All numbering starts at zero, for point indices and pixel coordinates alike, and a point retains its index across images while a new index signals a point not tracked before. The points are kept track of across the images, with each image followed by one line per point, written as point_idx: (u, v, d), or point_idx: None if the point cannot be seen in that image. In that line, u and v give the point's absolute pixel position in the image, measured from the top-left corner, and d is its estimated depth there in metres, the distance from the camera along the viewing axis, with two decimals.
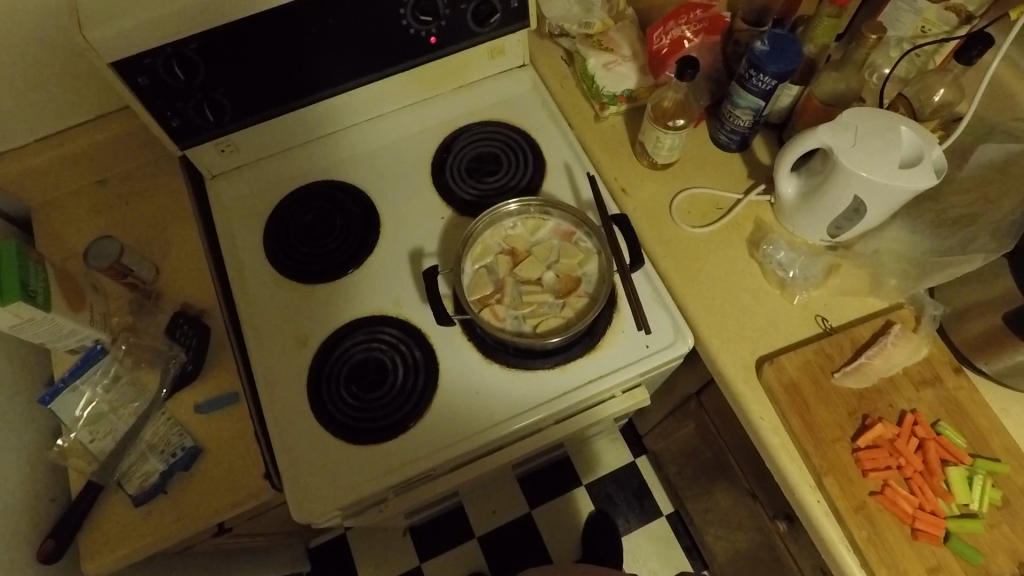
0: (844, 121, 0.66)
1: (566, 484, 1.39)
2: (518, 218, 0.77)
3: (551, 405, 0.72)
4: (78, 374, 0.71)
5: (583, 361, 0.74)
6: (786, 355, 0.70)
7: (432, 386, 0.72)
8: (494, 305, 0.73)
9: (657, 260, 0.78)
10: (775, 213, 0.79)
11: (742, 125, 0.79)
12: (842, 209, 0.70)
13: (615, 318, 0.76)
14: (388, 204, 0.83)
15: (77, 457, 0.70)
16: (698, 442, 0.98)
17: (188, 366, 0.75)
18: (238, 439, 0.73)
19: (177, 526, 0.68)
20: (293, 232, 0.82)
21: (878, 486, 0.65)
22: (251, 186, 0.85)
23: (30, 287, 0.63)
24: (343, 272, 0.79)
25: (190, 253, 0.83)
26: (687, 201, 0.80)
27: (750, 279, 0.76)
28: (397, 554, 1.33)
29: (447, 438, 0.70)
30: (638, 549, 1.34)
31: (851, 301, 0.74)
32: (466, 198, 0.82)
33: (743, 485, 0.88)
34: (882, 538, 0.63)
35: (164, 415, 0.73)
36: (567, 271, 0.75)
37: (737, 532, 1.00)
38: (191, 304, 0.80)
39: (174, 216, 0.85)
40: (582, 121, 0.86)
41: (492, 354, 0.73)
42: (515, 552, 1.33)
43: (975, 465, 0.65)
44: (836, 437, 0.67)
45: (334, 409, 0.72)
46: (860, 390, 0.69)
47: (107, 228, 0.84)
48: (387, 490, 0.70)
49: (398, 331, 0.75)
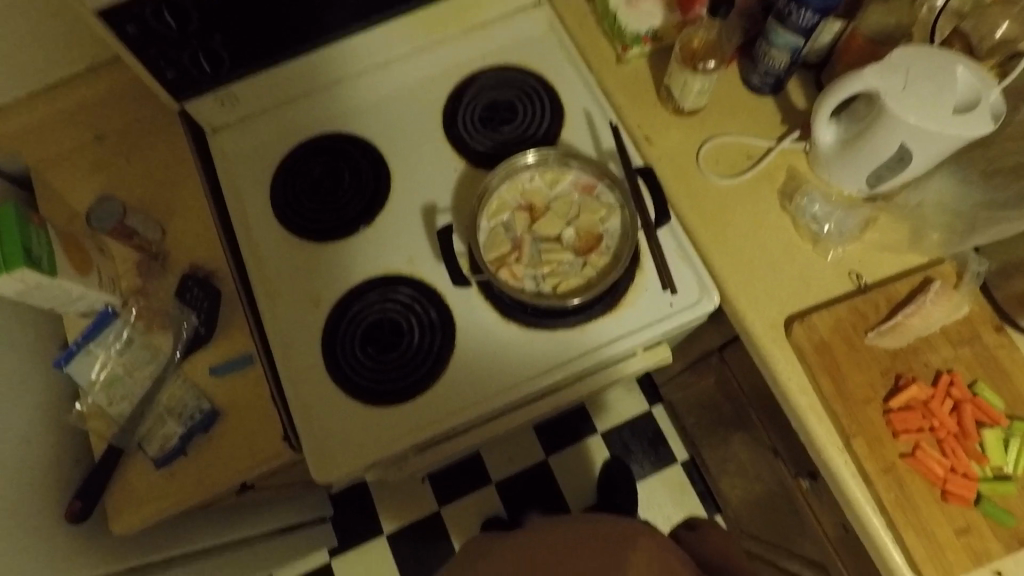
0: (894, 60, 0.61)
1: (582, 432, 1.40)
2: (536, 171, 0.73)
3: (571, 365, 0.70)
4: (91, 337, 0.71)
5: (605, 321, 0.71)
6: (817, 314, 0.67)
7: (449, 347, 0.71)
8: (512, 264, 0.70)
9: (683, 215, 0.74)
10: (810, 161, 0.74)
11: (777, 67, 0.73)
12: (885, 158, 0.65)
13: (639, 276, 0.72)
14: (398, 157, 0.79)
15: (96, 421, 0.71)
16: (718, 396, 0.97)
17: (201, 330, 0.73)
18: (254, 402, 0.72)
19: (200, 487, 0.69)
20: (300, 189, 0.78)
21: (909, 449, 0.63)
22: (254, 139, 0.81)
23: (33, 252, 0.61)
24: (354, 229, 0.76)
25: (195, 211, 0.79)
26: (715, 150, 0.76)
27: (781, 233, 0.72)
28: (416, 500, 1.37)
29: (467, 400, 0.69)
30: (652, 496, 1.36)
31: (887, 256, 0.71)
32: (481, 149, 0.78)
33: (764, 440, 0.87)
34: (912, 500, 0.61)
35: (179, 378, 0.72)
36: (588, 227, 0.71)
37: (754, 482, 1.00)
38: (200, 265, 0.77)
39: (174, 172, 0.81)
40: (603, 63, 0.80)
41: (509, 314, 0.71)
42: (533, 499, 1.36)
43: (1011, 427, 0.63)
44: (866, 398, 0.65)
45: (350, 371, 0.71)
46: (894, 349, 0.66)
47: (106, 186, 0.81)
48: (406, 451, 0.70)
49: (412, 291, 0.73)
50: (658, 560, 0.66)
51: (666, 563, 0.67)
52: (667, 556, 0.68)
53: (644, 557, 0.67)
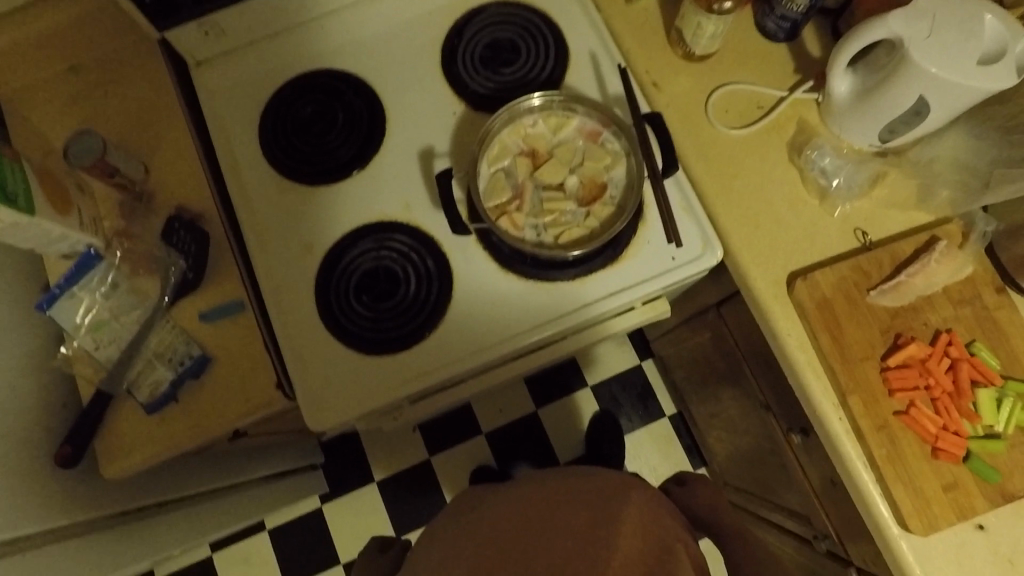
0: (920, 5, 0.58)
1: (573, 385, 1.41)
2: (539, 115, 0.70)
3: (570, 318, 0.69)
4: (74, 281, 0.68)
5: (605, 273, 0.70)
6: (821, 271, 0.66)
7: (445, 297, 0.69)
8: (512, 213, 0.68)
9: (689, 166, 0.71)
10: (821, 113, 0.72)
11: (795, 11, 0.70)
12: (901, 112, 0.63)
13: (641, 228, 0.71)
14: (394, 98, 0.75)
15: (83, 365, 0.69)
16: (711, 351, 0.97)
17: (189, 274, 0.71)
18: (246, 348, 0.70)
19: (192, 434, 0.68)
20: (291, 129, 0.75)
21: (903, 407, 0.63)
22: (240, 74, 0.77)
23: (8, 189, 0.57)
24: (348, 173, 0.73)
25: (180, 150, 0.76)
26: (725, 99, 0.73)
27: (788, 188, 0.70)
28: (406, 448, 1.38)
29: (463, 351, 0.68)
30: (640, 447, 1.38)
31: (894, 214, 0.69)
32: (481, 91, 0.74)
33: (756, 396, 0.88)
34: (902, 456, 0.62)
35: (168, 323, 0.70)
36: (592, 176, 0.69)
37: (742, 436, 1.02)
38: (186, 207, 0.74)
39: (156, 107, 0.77)
40: (612, 2, 0.76)
41: (508, 265, 0.69)
42: (522, 449, 1.38)
43: (1005, 387, 0.63)
44: (864, 356, 0.65)
45: (344, 319, 0.69)
46: (895, 308, 0.66)
47: (84, 121, 0.76)
48: (401, 400, 0.69)
49: (409, 239, 0.71)
50: (649, 514, 0.66)
51: (657, 518, 0.66)
52: (659, 511, 0.68)
53: (636, 513, 0.65)
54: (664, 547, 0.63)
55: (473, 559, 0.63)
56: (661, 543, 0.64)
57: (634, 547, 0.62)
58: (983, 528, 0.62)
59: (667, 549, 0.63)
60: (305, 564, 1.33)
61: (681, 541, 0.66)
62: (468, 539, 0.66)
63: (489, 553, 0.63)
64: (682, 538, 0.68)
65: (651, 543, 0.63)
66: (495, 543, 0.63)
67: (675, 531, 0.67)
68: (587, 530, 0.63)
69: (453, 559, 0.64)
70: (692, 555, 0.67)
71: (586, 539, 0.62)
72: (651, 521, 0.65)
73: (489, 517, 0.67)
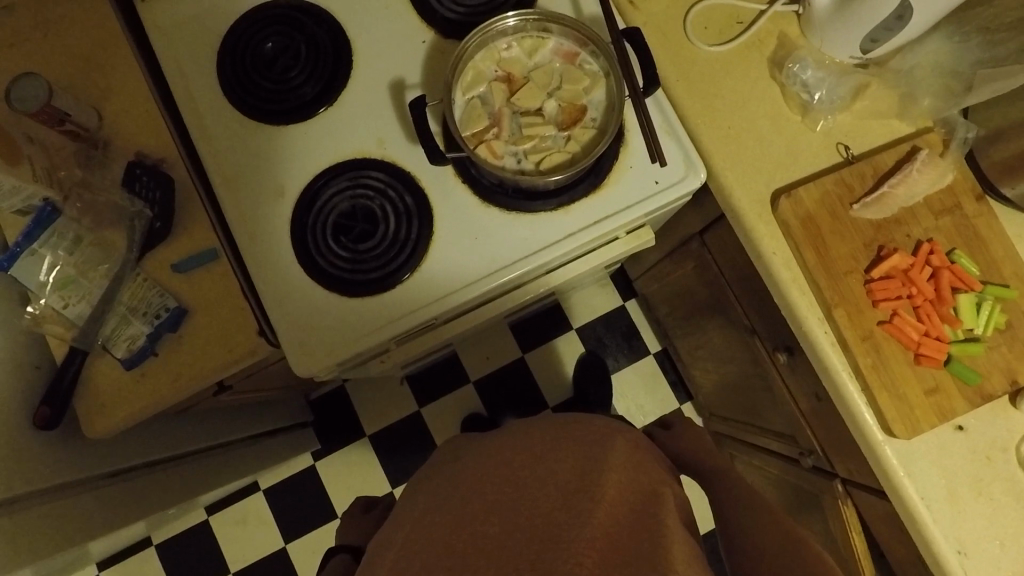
0: None
1: (557, 329, 1.41)
2: (513, 39, 0.67)
3: (554, 248, 0.67)
4: (33, 238, 0.65)
5: (589, 201, 0.68)
6: (804, 187, 0.66)
7: (426, 235, 0.67)
8: (491, 141, 0.66)
9: (670, 87, 0.70)
10: (802, 26, 0.70)
11: None
12: (883, 18, 0.61)
13: (623, 152, 0.69)
14: (359, 27, 0.71)
15: (53, 325, 0.65)
16: (696, 283, 0.97)
17: (157, 224, 0.68)
18: (225, 296, 0.68)
19: (176, 387, 0.66)
20: (251, 65, 0.70)
21: (887, 316, 0.64)
22: (192, 10, 0.72)
23: None
24: (315, 109, 0.69)
25: (133, 93, 0.71)
26: (703, 15, 0.70)
27: (770, 104, 0.69)
28: (396, 402, 1.38)
29: (448, 288, 0.67)
30: (626, 386, 1.40)
31: (876, 126, 0.69)
32: (450, 17, 0.70)
33: (741, 322, 0.88)
34: (886, 364, 0.63)
35: (138, 276, 0.68)
36: (570, 99, 0.66)
37: (727, 365, 1.03)
38: (147, 154, 0.70)
39: (103, 47, 0.72)
40: None
41: (489, 197, 0.67)
42: (511, 395, 1.39)
43: (983, 291, 0.64)
44: (849, 269, 0.65)
45: (323, 261, 0.67)
46: (878, 220, 0.66)
47: (24, 66, 0.71)
48: (388, 342, 0.68)
49: (384, 176, 0.68)
50: (633, 460, 0.66)
51: (640, 465, 0.67)
52: (640, 455, 0.69)
53: (621, 461, 0.64)
54: (647, 491, 0.64)
55: (458, 509, 0.61)
56: (645, 488, 0.64)
57: (620, 494, 0.61)
58: (961, 428, 0.64)
59: (651, 493, 0.64)
60: (302, 520, 1.35)
61: (665, 483, 0.67)
62: (452, 492, 0.64)
63: (474, 505, 0.61)
64: (669, 482, 0.69)
65: (635, 488, 0.63)
66: (480, 494, 0.62)
67: (657, 475, 0.68)
68: (574, 478, 0.62)
69: (438, 512, 0.62)
70: (676, 497, 0.68)
71: (574, 487, 0.61)
72: (634, 467, 0.65)
73: (474, 469, 0.66)
